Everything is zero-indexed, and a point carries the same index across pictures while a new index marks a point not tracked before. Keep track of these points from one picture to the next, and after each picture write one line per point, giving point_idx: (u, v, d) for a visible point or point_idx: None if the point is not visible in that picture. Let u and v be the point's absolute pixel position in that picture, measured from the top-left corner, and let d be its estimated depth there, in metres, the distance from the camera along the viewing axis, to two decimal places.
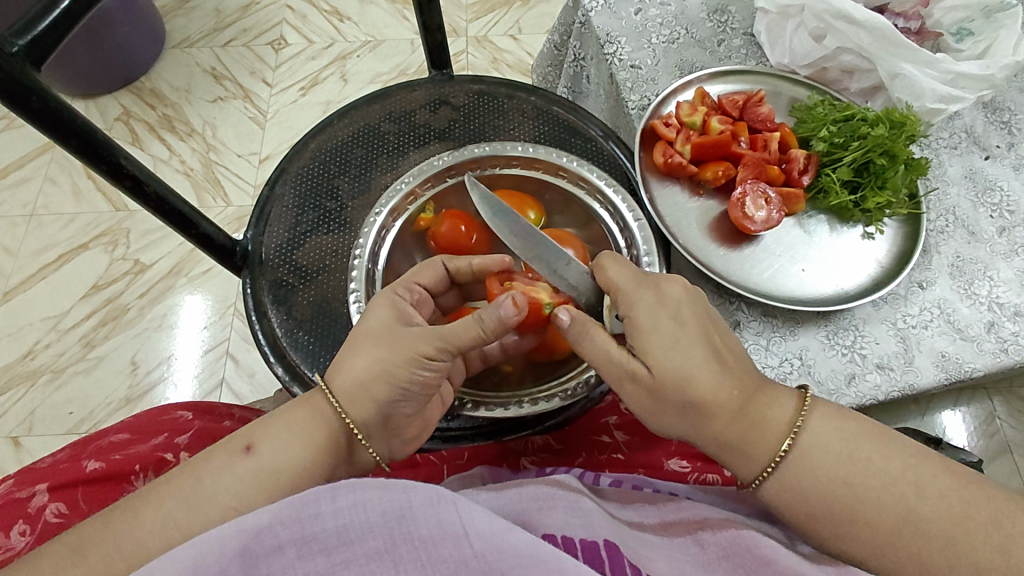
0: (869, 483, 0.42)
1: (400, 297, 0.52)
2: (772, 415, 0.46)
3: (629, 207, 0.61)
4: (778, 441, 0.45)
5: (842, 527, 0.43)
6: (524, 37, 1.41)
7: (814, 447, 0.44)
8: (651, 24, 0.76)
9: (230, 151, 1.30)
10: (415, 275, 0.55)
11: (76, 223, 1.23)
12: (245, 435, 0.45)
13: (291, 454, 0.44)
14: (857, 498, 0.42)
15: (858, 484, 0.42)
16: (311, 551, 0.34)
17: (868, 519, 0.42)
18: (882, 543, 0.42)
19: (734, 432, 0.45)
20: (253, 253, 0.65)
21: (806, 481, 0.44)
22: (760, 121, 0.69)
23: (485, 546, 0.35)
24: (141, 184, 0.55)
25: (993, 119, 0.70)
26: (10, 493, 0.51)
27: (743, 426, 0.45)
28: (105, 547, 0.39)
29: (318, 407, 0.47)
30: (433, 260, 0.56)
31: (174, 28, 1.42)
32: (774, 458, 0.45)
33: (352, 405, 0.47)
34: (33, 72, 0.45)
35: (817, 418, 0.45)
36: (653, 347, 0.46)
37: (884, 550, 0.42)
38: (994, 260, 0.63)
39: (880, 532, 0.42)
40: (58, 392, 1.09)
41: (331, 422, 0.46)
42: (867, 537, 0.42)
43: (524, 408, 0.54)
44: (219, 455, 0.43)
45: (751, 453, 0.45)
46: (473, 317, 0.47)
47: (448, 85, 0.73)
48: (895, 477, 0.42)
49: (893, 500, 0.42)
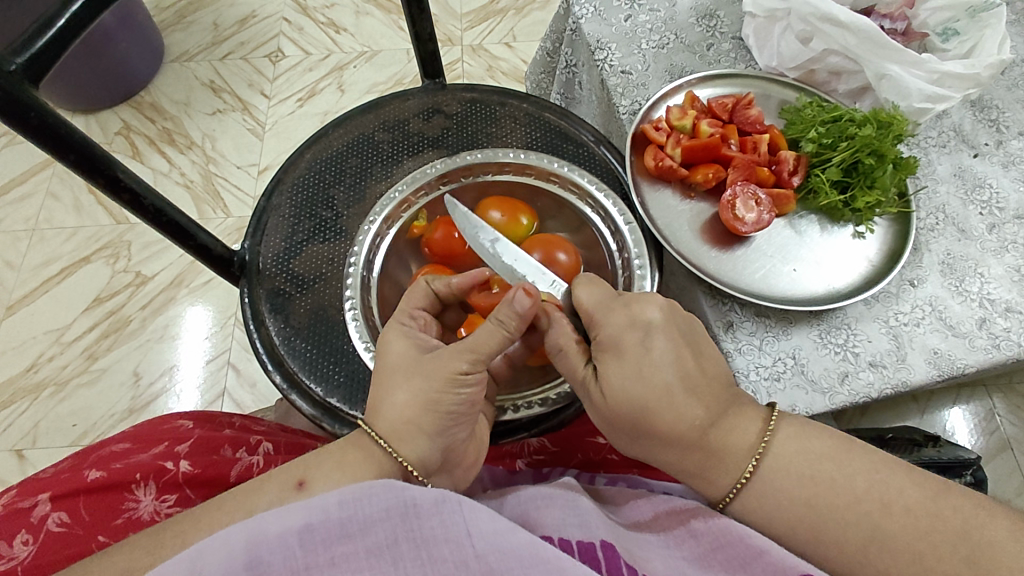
0: (851, 483, 0.43)
1: (406, 327, 0.53)
2: (745, 426, 0.47)
3: (620, 210, 0.62)
4: (746, 457, 0.46)
5: (829, 532, 0.43)
6: (518, 44, 1.42)
7: (788, 457, 0.45)
8: (640, 30, 0.77)
9: (229, 162, 1.31)
10: (410, 302, 0.55)
11: (77, 237, 1.25)
12: (301, 469, 0.45)
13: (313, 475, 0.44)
14: (841, 498, 0.43)
15: (844, 486, 0.43)
16: (312, 543, 0.35)
17: (852, 522, 0.42)
18: (870, 548, 0.42)
19: (705, 445, 0.46)
20: (250, 262, 0.66)
21: (781, 490, 0.44)
22: (750, 123, 0.70)
23: (486, 547, 0.36)
24: (138, 197, 0.56)
25: (981, 118, 0.71)
26: (14, 502, 0.52)
27: (727, 430, 0.46)
28: (131, 554, 0.40)
29: (360, 439, 0.47)
30: (416, 284, 0.56)
31: (173, 43, 1.44)
32: (740, 477, 0.46)
33: (399, 441, 0.46)
34: (31, 90, 0.46)
35: (784, 430, 0.46)
36: (617, 373, 0.46)
37: (868, 561, 0.42)
38: (984, 256, 0.63)
39: (865, 535, 0.42)
40: (61, 405, 1.10)
41: (367, 447, 0.46)
42: (856, 542, 0.42)
43: (519, 412, 0.55)
44: (274, 489, 0.43)
45: (726, 468, 0.46)
46: (493, 320, 0.48)
47: (441, 93, 0.74)
48: (877, 481, 0.43)
49: (873, 503, 0.42)
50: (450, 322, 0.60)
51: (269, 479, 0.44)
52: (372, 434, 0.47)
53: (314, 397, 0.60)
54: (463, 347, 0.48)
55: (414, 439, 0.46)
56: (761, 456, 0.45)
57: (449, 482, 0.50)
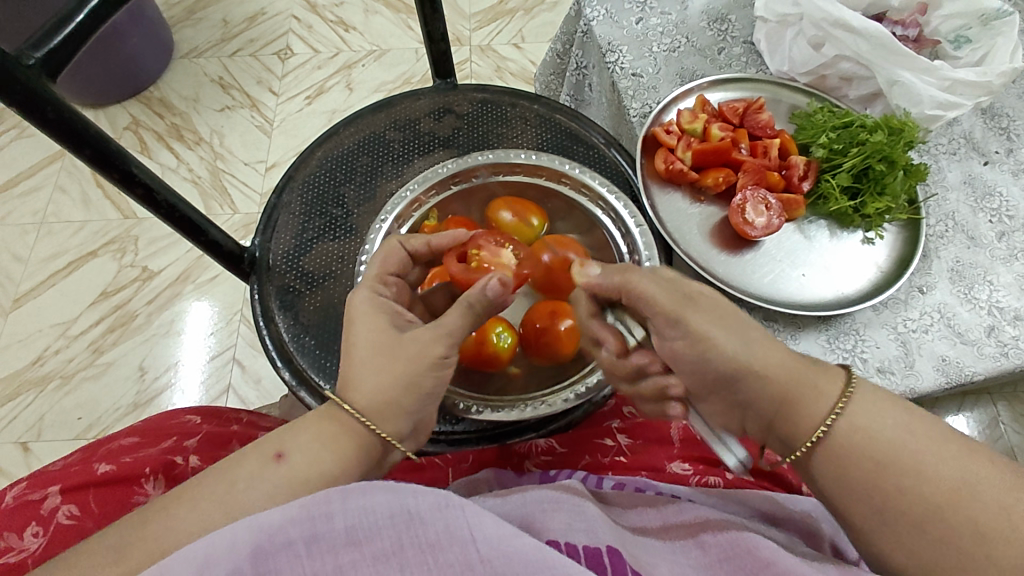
0: (920, 447, 0.42)
1: (381, 293, 0.53)
2: (824, 385, 0.46)
3: (631, 213, 0.62)
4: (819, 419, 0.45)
5: (884, 491, 0.42)
6: (527, 45, 1.42)
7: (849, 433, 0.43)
8: (651, 33, 0.77)
9: (237, 159, 1.31)
10: (384, 265, 0.55)
11: (85, 231, 1.25)
12: (275, 441, 0.45)
13: (313, 454, 0.44)
14: (909, 463, 0.41)
15: (907, 453, 0.42)
16: (320, 550, 0.34)
17: (914, 488, 0.41)
18: (915, 521, 0.41)
19: (778, 394, 0.46)
20: (260, 259, 0.66)
21: (852, 446, 0.43)
22: (760, 128, 0.70)
23: (492, 551, 0.36)
24: (151, 192, 0.56)
25: (991, 125, 0.71)
26: (23, 495, 0.52)
27: (784, 394, 0.46)
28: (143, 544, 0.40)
29: (334, 411, 0.47)
30: (392, 244, 0.56)
31: (182, 39, 1.44)
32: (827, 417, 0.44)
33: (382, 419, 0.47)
34: (48, 84, 0.46)
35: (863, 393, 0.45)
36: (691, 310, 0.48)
37: (921, 528, 0.41)
38: (994, 264, 0.63)
39: (919, 500, 0.41)
40: (66, 399, 1.10)
41: (348, 424, 0.46)
42: (891, 524, 0.42)
43: (528, 411, 0.55)
44: (251, 460, 0.43)
45: (809, 410, 0.45)
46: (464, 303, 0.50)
47: (452, 93, 0.74)
48: (942, 448, 0.42)
49: (938, 468, 0.41)
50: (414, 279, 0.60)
51: (242, 454, 0.44)
52: (355, 413, 0.46)
53: (323, 394, 0.60)
54: (441, 333, 0.49)
55: (394, 416, 0.48)
56: (846, 403, 0.44)
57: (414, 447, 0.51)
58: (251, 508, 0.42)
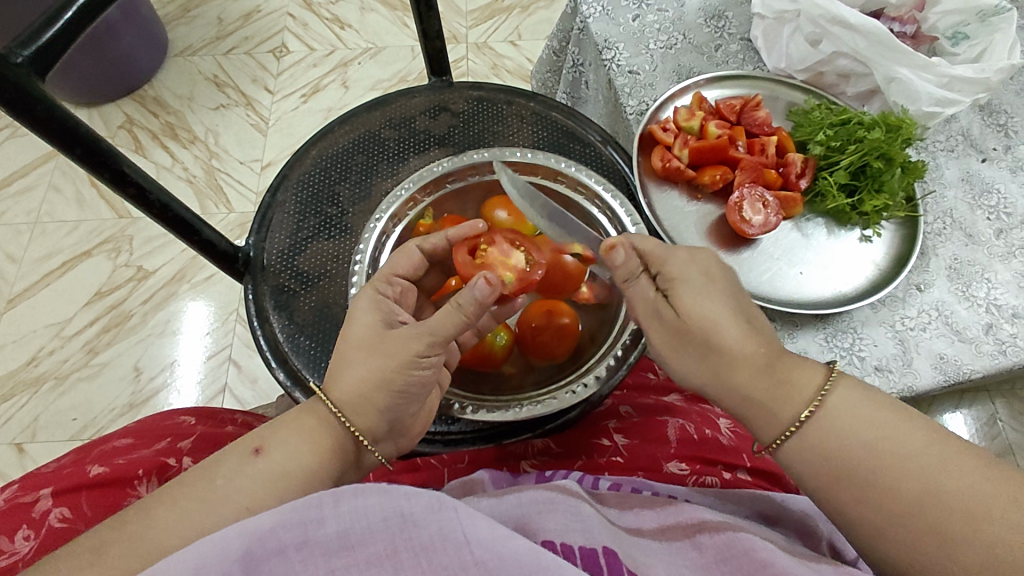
0: (901, 441, 0.42)
1: (383, 294, 0.53)
2: (804, 375, 0.46)
3: (627, 211, 0.61)
4: (800, 406, 0.45)
5: (861, 486, 0.42)
6: (524, 43, 1.42)
7: (828, 429, 0.44)
8: (648, 30, 0.76)
9: (232, 157, 1.31)
10: (392, 267, 0.55)
11: (79, 230, 1.24)
12: (256, 437, 0.45)
13: (301, 456, 0.44)
14: (887, 458, 0.42)
15: (886, 445, 0.42)
16: (312, 556, 0.34)
17: (892, 483, 0.41)
18: (894, 514, 0.41)
19: (760, 386, 0.46)
20: (254, 259, 0.66)
21: (830, 439, 0.44)
22: (757, 125, 0.70)
23: (486, 553, 0.35)
24: (144, 191, 0.55)
25: (989, 122, 0.70)
26: (14, 497, 0.52)
27: (768, 383, 0.46)
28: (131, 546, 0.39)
29: (313, 406, 0.48)
30: (408, 249, 0.56)
31: (176, 37, 1.43)
32: (801, 414, 0.45)
33: (357, 414, 0.47)
34: (38, 83, 0.46)
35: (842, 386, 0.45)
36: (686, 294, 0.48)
37: (902, 521, 0.41)
38: (991, 262, 0.63)
39: (899, 497, 0.41)
40: (61, 399, 1.10)
41: (324, 416, 0.47)
42: (872, 518, 0.42)
43: (523, 410, 0.55)
44: (231, 458, 0.43)
45: (790, 403, 0.45)
46: (450, 303, 0.47)
47: (447, 91, 0.74)
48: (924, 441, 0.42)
49: (915, 465, 0.41)
50: (427, 286, 0.60)
51: (224, 451, 0.44)
52: (331, 407, 0.47)
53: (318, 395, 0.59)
54: (423, 329, 0.47)
55: (368, 413, 0.48)
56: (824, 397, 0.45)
57: (393, 449, 0.52)
58: (242, 510, 0.41)
